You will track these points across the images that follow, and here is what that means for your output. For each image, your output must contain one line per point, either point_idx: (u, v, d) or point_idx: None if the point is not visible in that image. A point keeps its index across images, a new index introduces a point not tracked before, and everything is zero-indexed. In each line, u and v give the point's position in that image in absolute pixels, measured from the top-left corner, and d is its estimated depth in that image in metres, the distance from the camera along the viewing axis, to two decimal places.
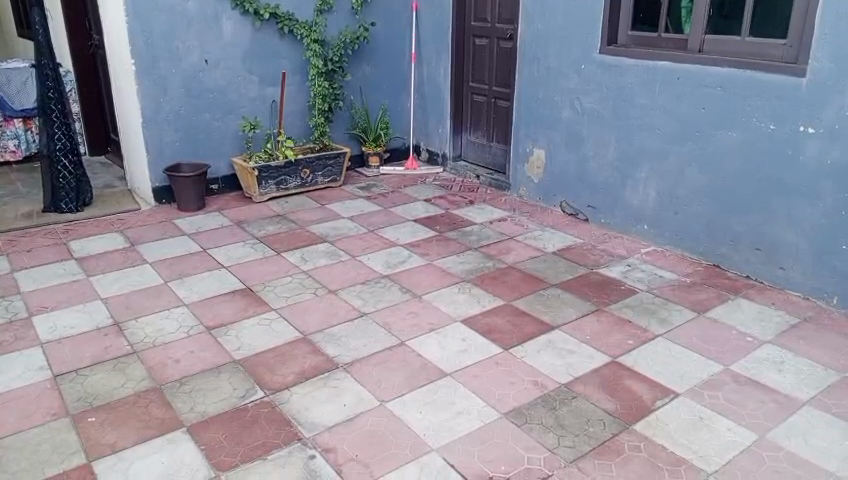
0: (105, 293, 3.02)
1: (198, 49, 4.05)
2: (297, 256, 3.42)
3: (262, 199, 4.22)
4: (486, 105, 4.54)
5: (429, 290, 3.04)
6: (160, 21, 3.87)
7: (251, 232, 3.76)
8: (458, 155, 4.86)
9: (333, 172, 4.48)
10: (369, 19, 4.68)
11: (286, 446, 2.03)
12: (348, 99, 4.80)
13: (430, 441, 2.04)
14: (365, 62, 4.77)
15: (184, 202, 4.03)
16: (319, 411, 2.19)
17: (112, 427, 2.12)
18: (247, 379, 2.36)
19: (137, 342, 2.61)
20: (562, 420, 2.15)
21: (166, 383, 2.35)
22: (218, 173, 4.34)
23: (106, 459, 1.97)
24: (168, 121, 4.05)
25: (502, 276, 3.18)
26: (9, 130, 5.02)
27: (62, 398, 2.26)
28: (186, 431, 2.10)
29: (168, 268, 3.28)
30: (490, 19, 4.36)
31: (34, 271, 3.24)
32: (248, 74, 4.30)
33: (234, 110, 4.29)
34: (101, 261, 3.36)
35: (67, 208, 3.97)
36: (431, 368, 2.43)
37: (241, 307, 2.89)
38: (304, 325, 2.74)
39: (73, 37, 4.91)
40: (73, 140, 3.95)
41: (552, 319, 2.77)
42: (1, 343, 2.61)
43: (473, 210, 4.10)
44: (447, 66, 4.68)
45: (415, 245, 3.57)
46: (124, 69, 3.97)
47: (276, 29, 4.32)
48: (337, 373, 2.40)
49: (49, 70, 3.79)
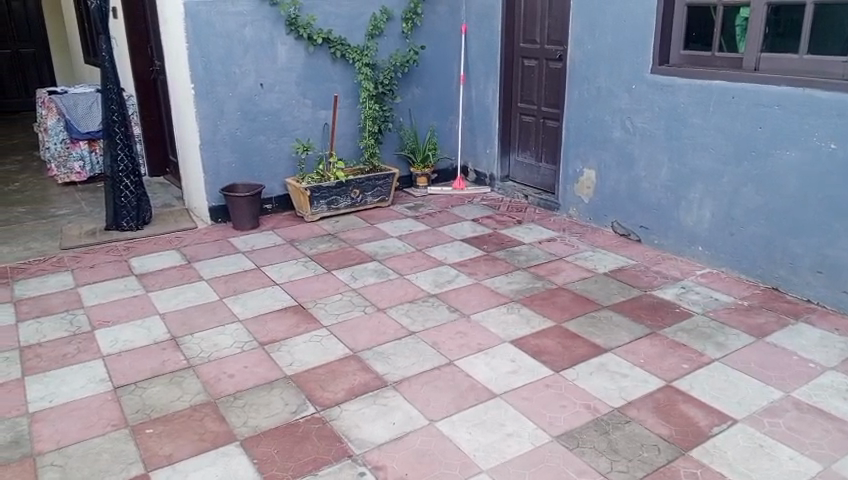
0: (163, 308, 3.11)
1: (254, 73, 4.18)
2: (347, 275, 3.46)
3: (313, 218, 4.31)
4: (535, 125, 4.54)
5: (477, 309, 3.04)
6: (219, 47, 4.02)
7: (303, 250, 3.83)
8: (506, 176, 4.86)
9: (382, 192, 4.53)
10: (419, 42, 4.75)
11: (337, 462, 2.04)
12: (398, 121, 4.86)
13: (480, 462, 2.03)
14: (414, 85, 4.83)
15: (239, 221, 4.14)
16: (369, 429, 2.20)
17: (169, 438, 2.18)
18: (298, 395, 2.40)
19: (193, 356, 2.68)
20: (615, 444, 2.11)
21: (221, 397, 2.40)
22: (271, 193, 4.45)
23: (162, 470, 2.02)
24: (224, 143, 4.18)
25: (552, 297, 3.15)
26: (75, 152, 5.24)
27: (121, 409, 2.34)
28: (240, 444, 2.13)
29: (223, 285, 3.37)
30: (538, 40, 4.37)
31: (97, 287, 3.37)
32: (302, 98, 4.40)
33: (287, 132, 4.40)
34: (159, 277, 3.47)
35: (128, 226, 4.13)
36: (480, 388, 2.41)
37: (293, 324, 2.94)
38: (354, 343, 2.77)
39: (136, 63, 5.13)
40: (135, 162, 4.11)
41: (604, 342, 2.73)
42: (65, 355, 2.71)
43: (521, 230, 4.08)
44: (495, 87, 4.70)
45: (463, 264, 3.57)
46: (184, 93, 4.12)
47: (328, 53, 4.42)
48: (387, 391, 2.41)
49: (113, 94, 3.97)
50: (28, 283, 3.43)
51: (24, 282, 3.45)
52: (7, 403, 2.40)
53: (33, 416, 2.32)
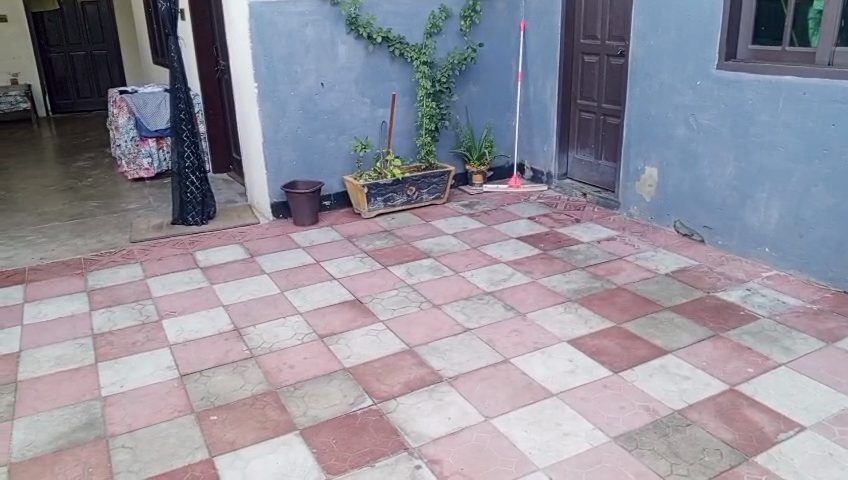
0: (227, 300, 3.21)
1: (315, 72, 4.26)
2: (403, 271, 3.50)
3: (370, 215, 4.37)
4: (595, 122, 4.48)
5: (534, 308, 3.02)
6: (281, 47, 4.11)
7: (360, 246, 3.88)
8: (564, 173, 4.80)
9: (437, 190, 4.55)
10: (477, 40, 4.75)
11: (393, 454, 2.07)
12: (455, 119, 4.87)
13: (536, 459, 2.03)
14: (472, 82, 4.83)
15: (298, 216, 4.24)
16: (425, 423, 2.22)
17: (232, 425, 2.25)
18: (356, 387, 2.44)
19: (255, 347, 2.76)
20: (675, 446, 2.06)
21: (282, 386, 2.47)
22: (330, 190, 4.53)
23: (226, 456, 2.10)
24: (286, 140, 4.28)
25: (611, 297, 3.10)
26: (143, 149, 5.45)
27: (187, 396, 2.43)
28: (299, 434, 2.19)
29: (284, 278, 3.45)
30: (599, 37, 4.31)
31: (164, 278, 3.51)
32: (361, 96, 4.46)
33: (346, 131, 4.47)
34: (223, 270, 3.59)
35: (193, 221, 4.28)
36: (536, 387, 2.40)
37: (351, 317, 2.99)
38: (410, 338, 2.79)
39: (202, 63, 5.30)
40: (200, 159, 4.26)
41: (665, 344, 2.67)
42: (135, 343, 2.84)
43: (579, 229, 4.03)
44: (554, 84, 4.65)
45: (519, 262, 3.55)
46: (248, 92, 4.24)
47: (387, 52, 4.47)
48: (443, 386, 2.43)
49: (181, 93, 4.11)
50: (101, 274, 3.60)
51: (97, 273, 3.62)
52: (82, 386, 2.53)
53: (105, 400, 2.44)
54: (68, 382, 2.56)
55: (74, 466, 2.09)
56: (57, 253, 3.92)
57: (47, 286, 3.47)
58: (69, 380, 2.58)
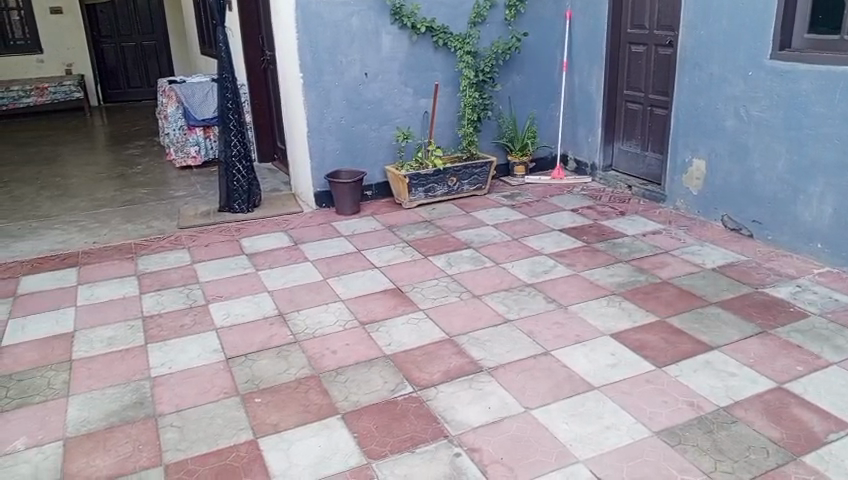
0: (271, 286, 3.28)
1: (359, 63, 4.29)
2: (443, 261, 3.51)
3: (411, 205, 4.38)
4: (641, 113, 4.40)
5: (575, 300, 3.00)
6: (326, 37, 4.15)
7: (401, 236, 3.90)
8: (609, 165, 4.73)
9: (479, 180, 4.53)
10: (522, 29, 4.70)
11: (433, 441, 2.09)
12: (497, 109, 4.84)
13: (576, 452, 2.02)
14: (516, 72, 4.79)
15: (340, 206, 4.28)
16: (465, 411, 2.23)
17: (276, 408, 2.30)
18: (396, 374, 2.47)
19: (298, 332, 2.81)
20: (719, 443, 2.03)
21: (324, 371, 2.51)
22: (372, 180, 4.56)
23: (269, 437, 2.15)
24: (330, 130, 4.32)
25: (655, 291, 3.05)
26: (191, 138, 5.58)
27: (232, 378, 2.49)
28: (341, 418, 2.23)
29: (326, 266, 3.50)
30: (647, 26, 4.23)
31: (211, 264, 3.59)
32: (403, 86, 4.47)
33: (389, 121, 4.49)
34: (267, 257, 3.66)
35: (239, 209, 4.36)
36: (577, 380, 2.39)
37: (392, 306, 3.02)
38: (450, 327, 2.80)
39: (249, 53, 5.38)
40: (247, 147, 4.34)
41: (710, 339, 2.62)
42: (183, 325, 2.92)
43: (623, 222, 3.97)
44: (600, 75, 4.58)
45: (561, 255, 3.52)
46: (293, 82, 4.29)
47: (430, 42, 4.46)
48: (483, 376, 2.43)
49: (228, 83, 4.17)
50: (150, 258, 3.71)
51: (146, 257, 3.73)
52: (133, 366, 2.61)
53: (154, 380, 2.51)
54: (119, 362, 2.65)
55: (125, 443, 2.16)
56: (108, 238, 4.05)
57: (100, 269, 3.59)
58: (120, 360, 2.67)
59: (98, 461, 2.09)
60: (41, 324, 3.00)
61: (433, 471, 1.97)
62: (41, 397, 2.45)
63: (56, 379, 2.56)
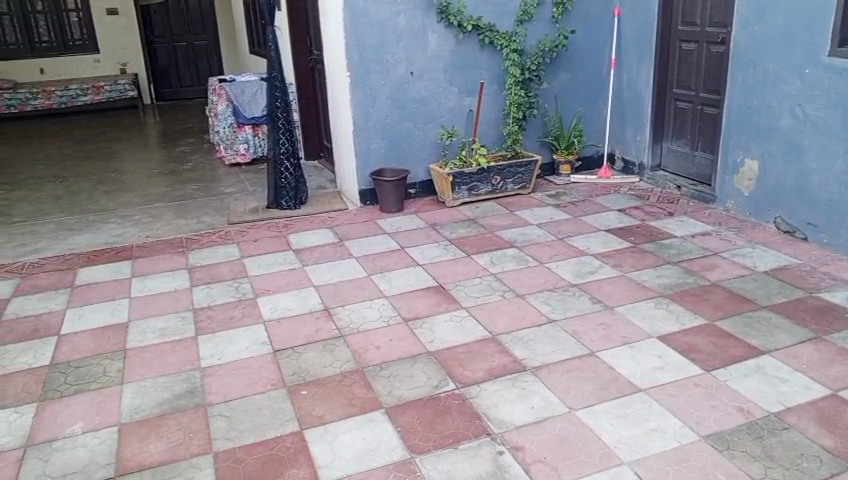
0: (317, 281, 3.33)
1: (405, 61, 4.32)
2: (487, 259, 3.50)
3: (454, 204, 4.39)
4: (692, 112, 4.31)
5: (622, 302, 2.96)
6: (374, 36, 4.19)
7: (444, 234, 3.92)
8: (657, 165, 4.64)
9: (523, 179, 4.51)
10: (569, 27, 4.66)
11: (476, 438, 2.10)
12: (543, 107, 4.80)
13: (621, 453, 2.00)
14: (562, 70, 4.75)
15: (385, 203, 4.32)
16: (508, 410, 2.23)
17: (322, 400, 2.35)
18: (439, 371, 2.48)
19: (343, 327, 2.85)
20: (769, 450, 1.98)
21: (368, 366, 2.54)
22: (416, 178, 4.58)
23: (315, 429, 2.19)
24: (375, 129, 4.36)
25: (704, 294, 2.99)
26: (240, 136, 5.68)
27: (279, 371, 2.54)
28: (385, 412, 2.26)
29: (371, 262, 3.54)
30: (699, 23, 4.14)
31: (259, 258, 3.67)
32: (449, 84, 4.48)
33: (434, 119, 4.50)
34: (313, 253, 3.72)
35: (286, 206, 4.44)
36: (623, 382, 2.36)
37: (435, 303, 3.03)
38: (494, 326, 2.80)
39: (297, 52, 5.48)
40: (294, 145, 4.41)
41: (761, 344, 2.56)
42: (232, 318, 3.00)
43: (671, 222, 3.90)
44: (649, 73, 4.51)
45: (607, 255, 3.48)
46: (340, 80, 4.34)
47: (477, 40, 4.46)
48: (526, 376, 2.42)
49: (277, 82, 4.25)
50: (201, 253, 3.81)
51: (197, 251, 3.83)
52: (184, 357, 2.69)
53: (204, 370, 2.58)
54: (170, 352, 2.74)
55: (177, 430, 2.23)
56: (161, 232, 4.17)
57: (153, 262, 3.71)
58: (172, 350, 2.76)
59: (151, 447, 2.16)
60: (97, 314, 3.12)
61: (476, 468, 1.98)
62: (97, 384, 2.54)
63: (112, 367, 2.65)
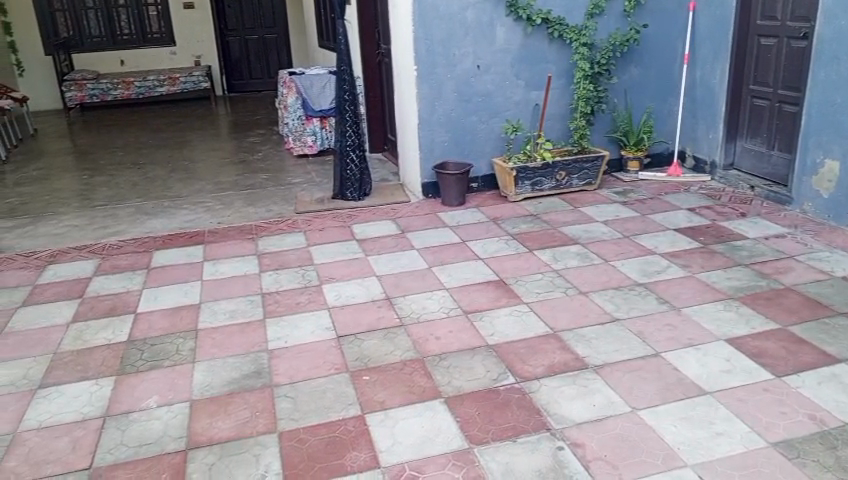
0: (380, 271, 3.39)
1: (472, 55, 4.32)
2: (549, 255, 3.48)
3: (517, 199, 4.37)
4: (769, 109, 4.16)
5: (689, 303, 2.89)
6: (441, 29, 4.20)
7: (506, 229, 3.91)
8: (730, 164, 4.50)
9: (589, 176, 4.45)
10: (641, 21, 4.55)
11: (535, 433, 2.10)
12: (612, 103, 4.72)
13: (685, 456, 1.96)
14: (632, 65, 4.65)
15: (447, 196, 4.34)
16: (568, 406, 2.22)
17: (383, 387, 2.39)
18: (499, 365, 2.49)
19: (405, 316, 2.90)
20: (843, 461, 1.91)
21: (428, 356, 2.58)
22: (479, 172, 4.58)
23: (376, 415, 2.24)
24: (440, 122, 4.38)
25: (777, 298, 2.89)
26: (308, 128, 5.81)
27: (342, 356, 2.61)
28: (445, 402, 2.28)
29: (433, 255, 3.57)
30: (780, 17, 3.98)
31: (324, 247, 3.75)
32: (516, 78, 4.46)
33: (499, 113, 4.49)
34: (377, 243, 3.77)
35: (351, 197, 4.52)
36: (688, 383, 2.31)
37: (496, 297, 3.04)
38: (556, 322, 2.78)
39: (365, 46, 5.55)
40: (360, 138, 4.48)
41: (837, 352, 2.45)
42: (298, 303, 3.08)
43: (743, 223, 3.78)
44: (724, 69, 4.36)
45: (675, 255, 3.40)
46: (407, 74, 4.38)
47: (546, 34, 4.42)
48: (588, 373, 2.41)
49: (346, 75, 4.33)
50: (269, 240, 3.92)
51: (266, 239, 3.95)
52: (252, 339, 2.79)
53: (271, 352, 2.67)
54: (239, 334, 2.84)
55: (245, 409, 2.32)
56: (231, 219, 4.32)
57: (224, 247, 3.84)
58: (241, 332, 2.86)
59: (220, 423, 2.26)
60: (172, 295, 3.27)
61: (535, 461, 1.98)
62: (171, 361, 2.67)
63: (184, 346, 2.78)
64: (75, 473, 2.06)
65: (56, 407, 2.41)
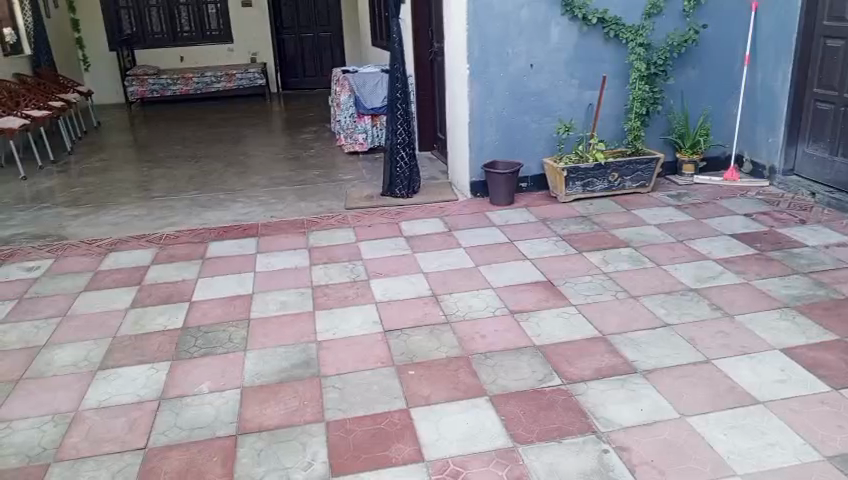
0: (427, 268, 3.41)
1: (525, 54, 4.30)
2: (599, 258, 3.44)
3: (567, 199, 4.33)
4: (834, 113, 4.02)
5: (743, 310, 2.82)
6: (495, 28, 4.20)
7: (555, 230, 3.88)
8: (790, 169, 4.36)
9: (642, 178, 4.38)
10: (701, 21, 4.45)
11: (581, 435, 2.09)
12: (668, 104, 4.63)
13: (734, 465, 1.92)
14: (690, 66, 4.55)
15: (496, 196, 4.33)
16: (615, 410, 2.20)
17: (428, 382, 2.42)
18: (545, 365, 2.48)
19: (451, 313, 2.91)
20: None
21: (474, 353, 2.59)
22: (529, 172, 4.56)
23: (421, 409, 2.26)
24: (491, 121, 4.38)
25: (837, 308, 2.79)
26: (360, 126, 5.89)
27: (389, 350, 2.64)
28: (490, 400, 2.29)
29: (480, 253, 3.58)
30: None
31: (372, 243, 3.80)
32: (569, 78, 4.42)
33: (551, 113, 4.46)
34: (425, 240, 3.80)
35: (400, 194, 4.56)
36: (741, 392, 2.26)
37: (544, 297, 3.03)
38: (604, 325, 2.76)
39: (418, 44, 5.59)
40: (411, 136, 4.52)
41: None
42: (346, 297, 3.13)
43: (803, 231, 3.66)
44: (787, 71, 4.24)
45: (729, 261, 3.32)
46: (460, 72, 4.39)
47: (601, 34, 4.37)
48: (636, 378, 2.38)
49: (399, 73, 4.37)
50: (320, 234, 3.99)
51: (317, 233, 4.02)
52: (301, 330, 2.85)
53: (319, 344, 2.73)
54: (289, 325, 2.90)
55: (293, 397, 2.38)
56: (283, 213, 4.42)
57: (276, 240, 3.93)
58: (291, 322, 2.93)
59: (270, 410, 2.32)
60: (226, 284, 3.36)
61: (579, 463, 1.97)
62: (224, 348, 2.75)
63: (237, 334, 2.86)
64: (131, 452, 2.15)
65: (115, 388, 2.52)
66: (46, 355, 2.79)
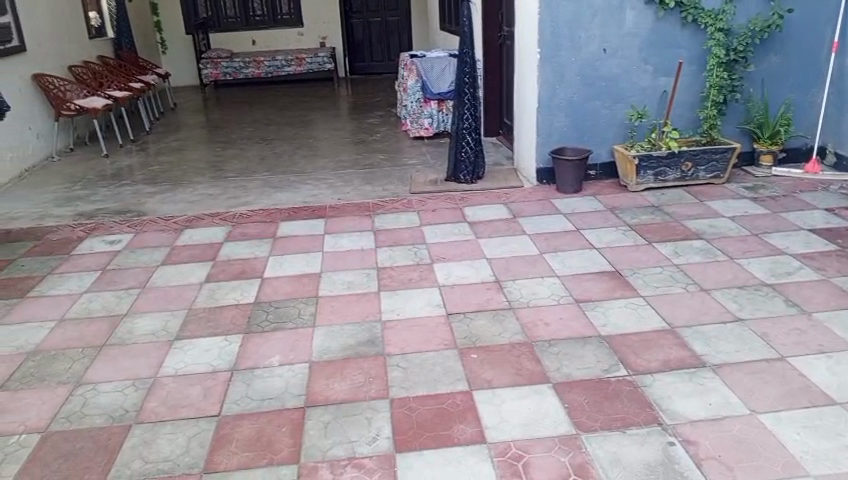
0: (490, 254, 3.42)
1: (598, 38, 4.22)
2: (669, 249, 3.37)
3: (637, 188, 4.25)
4: None
5: (821, 308, 2.71)
6: (568, 11, 4.12)
7: (624, 219, 3.81)
8: None
9: (717, 168, 4.25)
10: (786, 5, 4.25)
11: (646, 426, 2.07)
12: (747, 92, 4.45)
13: (808, 465, 1.87)
14: (773, 53, 4.36)
15: (563, 183, 4.28)
16: (682, 403, 2.17)
17: (491, 366, 2.44)
18: (610, 356, 2.46)
19: (515, 300, 2.92)
20: None
21: (537, 340, 2.59)
22: (597, 160, 4.49)
23: (484, 392, 2.29)
24: (560, 107, 4.32)
25: None
26: (425, 111, 5.92)
27: (452, 333, 2.67)
28: (553, 387, 2.29)
29: (545, 241, 3.55)
30: None
31: (437, 227, 3.83)
32: (643, 64, 4.31)
33: (623, 99, 4.37)
34: (489, 226, 3.80)
35: (464, 179, 4.56)
36: (816, 392, 2.19)
37: (610, 287, 2.99)
38: (672, 317, 2.71)
39: (486, 29, 5.57)
40: (478, 121, 4.51)
41: None
42: (411, 279, 3.18)
43: None
44: None
45: (808, 257, 3.20)
46: (530, 56, 4.34)
47: (678, 18, 4.24)
48: (705, 372, 2.33)
49: (468, 58, 4.36)
50: (385, 217, 4.05)
51: (382, 216, 4.08)
52: (367, 309, 2.92)
53: (384, 323, 2.78)
54: (355, 304, 2.97)
55: (359, 373, 2.44)
56: (350, 196, 4.49)
57: (343, 222, 4.01)
58: (356, 302, 2.99)
59: (336, 385, 2.39)
60: (295, 263, 3.46)
61: (645, 454, 1.95)
62: (293, 324, 2.85)
63: (305, 310, 2.95)
64: (206, 419, 2.26)
65: (191, 357, 2.65)
66: (127, 323, 2.95)
